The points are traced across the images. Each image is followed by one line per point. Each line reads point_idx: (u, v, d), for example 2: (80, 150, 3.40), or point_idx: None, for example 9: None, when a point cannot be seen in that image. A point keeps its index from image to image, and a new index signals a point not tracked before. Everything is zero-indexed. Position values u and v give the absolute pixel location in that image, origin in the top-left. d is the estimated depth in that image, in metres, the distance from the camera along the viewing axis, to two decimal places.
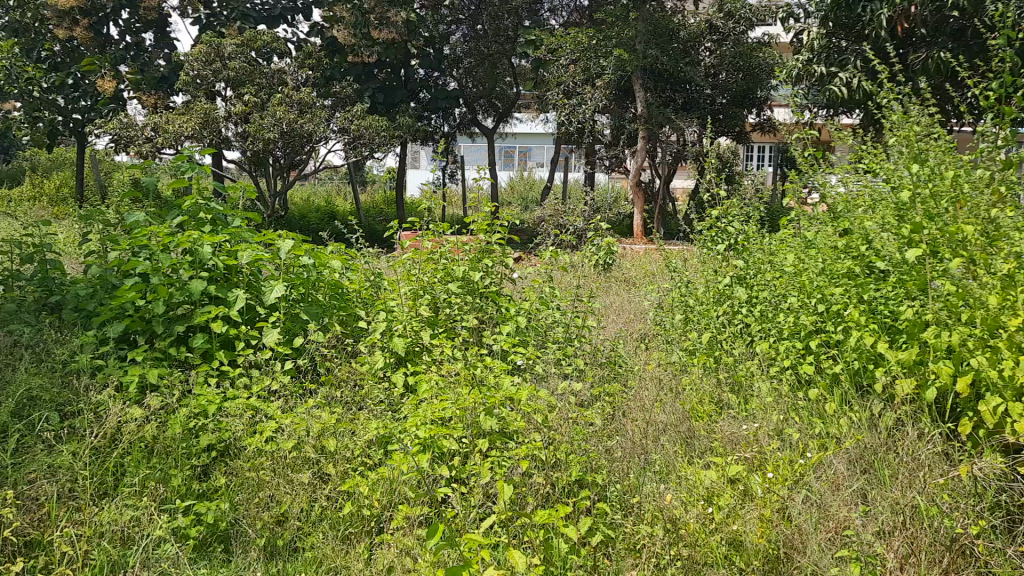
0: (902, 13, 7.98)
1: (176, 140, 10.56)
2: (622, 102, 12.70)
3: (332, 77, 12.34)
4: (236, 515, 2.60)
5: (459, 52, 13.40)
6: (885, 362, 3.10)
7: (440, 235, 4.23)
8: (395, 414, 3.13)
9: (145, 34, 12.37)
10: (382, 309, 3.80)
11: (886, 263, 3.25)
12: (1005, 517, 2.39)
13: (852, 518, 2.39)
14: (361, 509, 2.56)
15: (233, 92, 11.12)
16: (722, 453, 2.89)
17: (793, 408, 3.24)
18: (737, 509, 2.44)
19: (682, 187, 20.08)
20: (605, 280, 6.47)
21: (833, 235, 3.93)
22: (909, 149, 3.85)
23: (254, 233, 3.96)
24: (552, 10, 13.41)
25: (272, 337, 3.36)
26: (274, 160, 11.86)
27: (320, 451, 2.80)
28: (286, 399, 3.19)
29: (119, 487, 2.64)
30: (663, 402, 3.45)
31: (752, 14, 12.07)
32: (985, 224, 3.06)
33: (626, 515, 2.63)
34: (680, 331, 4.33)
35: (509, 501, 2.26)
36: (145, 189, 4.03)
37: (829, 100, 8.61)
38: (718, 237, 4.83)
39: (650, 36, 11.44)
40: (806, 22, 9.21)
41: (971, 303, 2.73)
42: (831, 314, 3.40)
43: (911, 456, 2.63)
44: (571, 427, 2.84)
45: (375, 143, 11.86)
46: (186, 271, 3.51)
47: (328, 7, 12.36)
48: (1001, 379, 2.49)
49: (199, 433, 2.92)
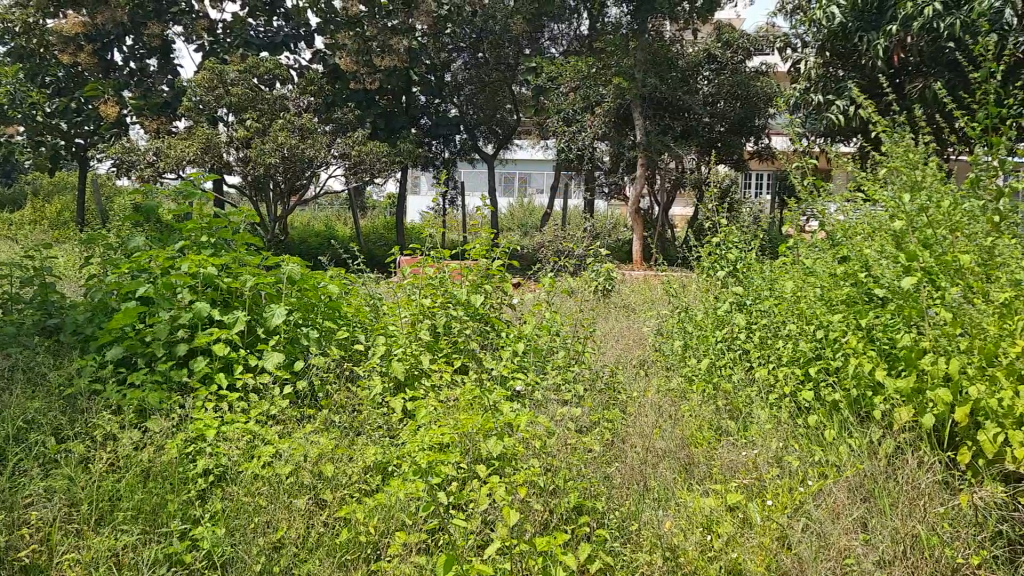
0: (898, 43, 8.05)
1: (177, 165, 10.63)
2: (622, 129, 12.78)
3: (334, 103, 12.43)
4: (233, 541, 2.50)
5: (460, 79, 13.54)
6: (884, 390, 3.09)
7: (440, 260, 4.23)
8: (393, 440, 3.12)
9: (148, 60, 12.49)
10: (382, 333, 3.81)
11: (884, 289, 3.24)
12: (1006, 547, 2.37)
13: (853, 546, 2.36)
14: (358, 536, 2.51)
15: (235, 117, 11.20)
16: (721, 480, 2.90)
17: (793, 436, 3.22)
18: (736, 537, 2.44)
19: (682, 213, 20.18)
20: (605, 306, 6.51)
21: (831, 262, 3.95)
22: (907, 179, 3.87)
23: (257, 258, 3.97)
24: (552, 39, 13.51)
25: (273, 361, 3.36)
26: (275, 186, 11.97)
27: (317, 477, 2.79)
28: (285, 423, 3.18)
29: (115, 512, 2.60)
30: (662, 427, 3.43)
31: (749, 43, 12.32)
32: (981, 253, 3.07)
33: (625, 542, 2.61)
34: (679, 357, 4.35)
35: (510, 527, 2.27)
36: (146, 214, 4.03)
37: (827, 128, 8.72)
38: (718, 263, 4.87)
39: (649, 65, 11.53)
40: (802, 51, 9.23)
41: (970, 329, 2.71)
42: (830, 340, 3.41)
43: (912, 484, 2.61)
44: (570, 453, 2.85)
45: (376, 169, 11.94)
46: (188, 295, 3.51)
47: (330, 34, 12.44)
48: (1001, 409, 2.48)
49: (196, 457, 2.91)
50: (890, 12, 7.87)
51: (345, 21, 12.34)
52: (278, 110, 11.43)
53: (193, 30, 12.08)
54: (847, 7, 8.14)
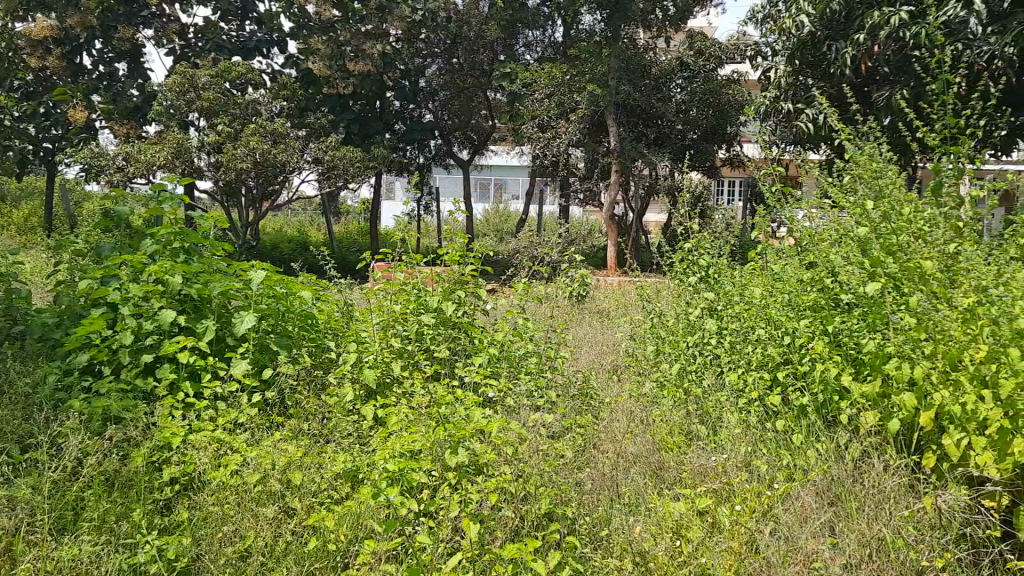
0: (866, 53, 7.92)
1: (148, 170, 10.58)
2: (596, 136, 12.84)
3: (307, 108, 12.37)
4: (198, 551, 2.47)
5: (434, 85, 13.62)
6: (850, 395, 3.13)
7: (413, 266, 4.21)
8: (363, 447, 3.09)
9: (118, 64, 12.35)
10: (353, 340, 3.80)
11: (851, 296, 3.29)
12: (969, 549, 2.41)
13: (820, 550, 2.40)
14: (326, 543, 2.49)
15: (206, 122, 11.10)
16: (690, 484, 2.92)
17: (761, 440, 3.26)
18: (705, 542, 2.45)
19: (655, 220, 20.33)
20: (578, 311, 6.56)
21: (799, 268, 3.99)
22: (874, 183, 3.92)
23: (228, 265, 3.91)
24: (526, 45, 13.26)
25: (241, 369, 3.32)
26: (248, 191, 11.91)
27: (286, 485, 2.77)
28: (253, 431, 3.15)
29: (79, 522, 2.57)
30: (633, 433, 3.48)
31: (721, 52, 12.48)
32: (945, 259, 3.11)
33: (596, 548, 2.61)
34: (652, 362, 4.40)
35: (475, 537, 2.26)
36: (117, 219, 3.95)
37: (796, 135, 8.86)
38: (690, 269, 4.93)
39: (623, 72, 11.74)
40: (772, 60, 9.33)
41: (933, 335, 2.73)
42: (797, 345, 3.45)
43: (878, 488, 2.64)
44: (542, 459, 2.86)
45: (349, 174, 11.90)
46: (158, 301, 3.46)
47: (302, 39, 12.29)
48: (963, 414, 2.47)
49: (163, 466, 2.89)
50: (858, 21, 7.95)
51: (319, 26, 12.27)
52: (250, 115, 11.36)
53: (163, 34, 11.96)
54: (816, 17, 8.22)
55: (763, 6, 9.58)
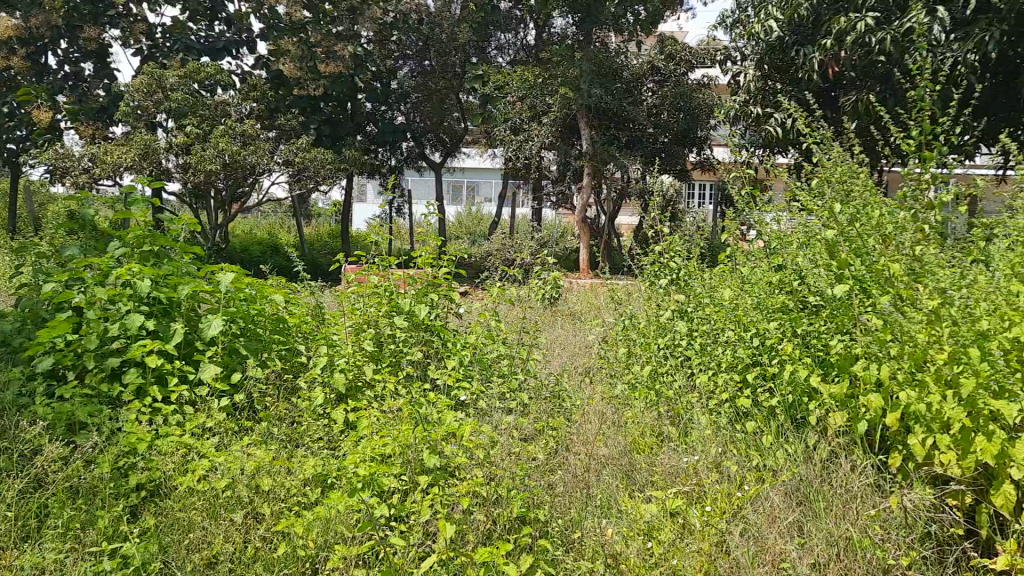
0: (832, 57, 8.13)
1: (115, 171, 10.40)
2: (568, 139, 12.87)
3: (277, 109, 12.27)
4: (165, 558, 2.44)
5: (406, 87, 13.59)
6: (818, 396, 3.17)
7: (384, 268, 4.19)
8: (333, 452, 3.06)
9: (84, 64, 12.15)
10: (324, 343, 3.77)
11: (818, 297, 3.35)
12: (934, 547, 2.45)
13: (788, 551, 2.42)
14: (296, 549, 2.46)
15: (174, 124, 10.97)
16: (662, 486, 2.94)
17: (731, 440, 3.29)
18: (676, 543, 2.47)
19: (627, 223, 20.44)
20: (551, 314, 6.58)
21: (768, 270, 4.04)
22: (841, 186, 3.97)
23: (197, 267, 3.86)
24: (499, 48, 13.26)
25: (210, 373, 3.27)
26: (217, 193, 11.79)
27: (254, 491, 2.73)
28: (221, 436, 3.11)
29: (42, 531, 2.53)
30: (605, 435, 3.49)
31: (691, 56, 12.59)
32: (909, 261, 3.16)
33: (568, 551, 2.61)
34: (623, 364, 4.42)
35: (447, 540, 2.25)
36: (83, 221, 3.87)
37: (765, 139, 8.96)
38: (661, 271, 4.95)
39: (594, 75, 11.68)
40: (741, 64, 9.44)
41: (899, 337, 2.77)
42: (767, 347, 3.50)
43: (846, 488, 2.68)
44: (514, 462, 2.85)
45: (320, 175, 11.81)
46: (125, 304, 3.40)
47: (272, 40, 12.20)
48: (929, 414, 2.49)
49: (129, 472, 2.86)
50: (825, 26, 8.05)
51: (289, 27, 12.18)
52: (219, 116, 11.24)
53: (130, 34, 11.79)
54: (784, 22, 8.33)
55: (733, 11, 9.67)
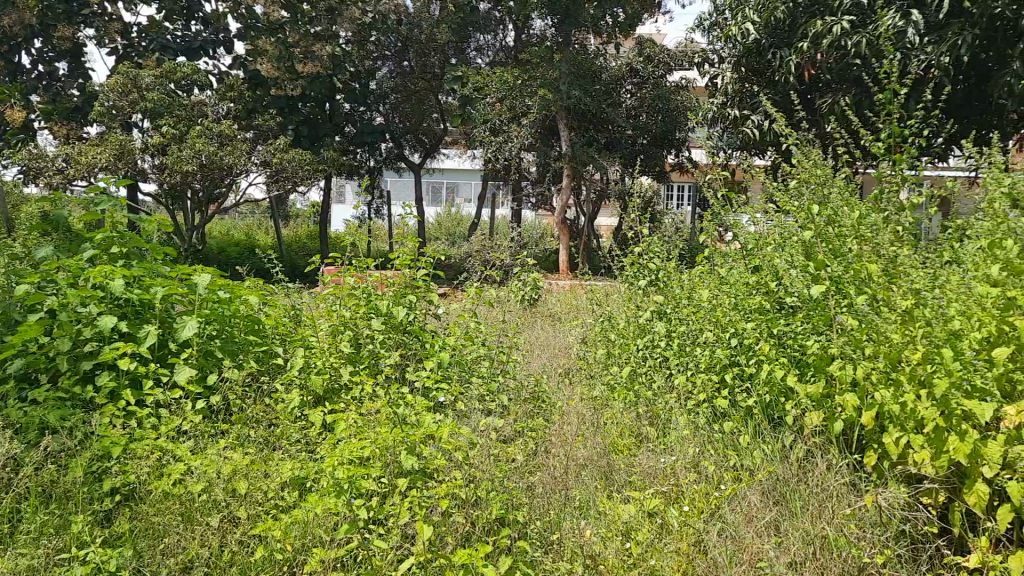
0: (809, 60, 8.19)
1: (89, 171, 10.21)
2: (548, 140, 12.89)
3: (254, 109, 12.18)
4: (139, 564, 2.41)
5: (385, 88, 13.57)
6: (795, 396, 3.19)
7: (362, 269, 4.16)
8: (310, 455, 3.04)
9: (58, 64, 12.00)
10: (300, 345, 3.75)
11: (795, 298, 3.37)
12: (908, 546, 2.48)
13: (765, 550, 2.44)
14: (273, 553, 2.44)
15: (150, 124, 10.86)
16: (640, 486, 2.95)
17: (708, 440, 3.31)
18: (655, 544, 2.48)
19: (607, 224, 20.51)
20: (530, 315, 6.60)
21: (745, 271, 4.07)
22: (817, 187, 4.00)
23: (170, 268, 3.82)
24: (478, 49, 13.18)
25: (184, 375, 3.23)
26: (194, 194, 11.69)
27: (230, 494, 2.70)
28: (197, 439, 3.08)
29: (14, 536, 2.50)
30: (584, 436, 3.50)
31: (670, 58, 12.60)
32: (883, 262, 3.20)
33: (547, 552, 2.60)
34: (602, 365, 4.44)
35: (425, 542, 2.25)
36: (55, 222, 3.82)
37: (742, 141, 9.04)
38: (640, 272, 4.98)
39: (573, 78, 11.70)
40: (719, 66, 9.50)
41: (875, 337, 2.80)
42: (744, 347, 3.53)
43: (821, 487, 2.71)
44: (493, 464, 2.85)
45: (298, 176, 11.75)
46: (97, 306, 3.36)
47: (250, 40, 12.13)
48: (903, 413, 2.52)
49: (103, 476, 2.83)
50: (802, 29, 8.12)
51: (267, 27, 12.11)
52: (195, 116, 11.15)
53: (104, 34, 11.67)
54: (761, 24, 8.40)
55: (710, 13, 9.74)
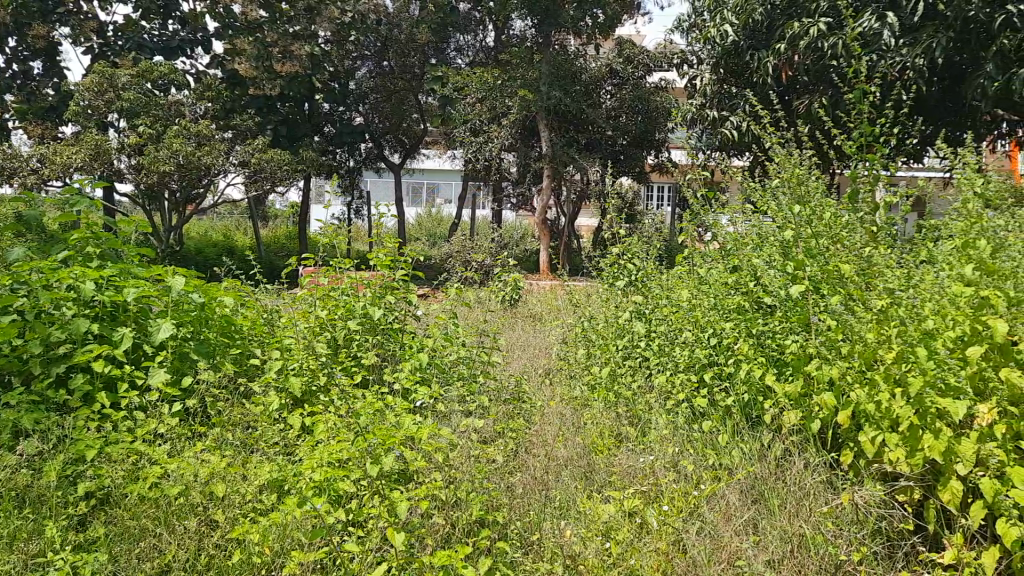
0: (787, 62, 8.26)
1: (64, 172, 10.10)
2: (528, 141, 12.89)
3: (232, 109, 12.09)
4: (114, 568, 2.38)
5: (365, 88, 13.52)
6: (772, 395, 3.22)
7: (340, 270, 4.14)
8: (288, 457, 3.02)
9: (32, 63, 11.84)
10: (277, 347, 3.72)
11: (773, 298, 3.39)
12: (884, 543, 2.50)
13: (743, 549, 2.45)
14: (250, 556, 2.42)
15: (126, 124, 10.74)
16: (619, 486, 2.96)
17: (687, 439, 3.32)
18: (634, 543, 2.49)
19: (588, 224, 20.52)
20: (510, 315, 6.59)
21: (723, 271, 4.10)
22: (795, 188, 4.04)
23: (144, 270, 3.78)
24: (458, 50, 13.33)
25: (160, 378, 3.19)
26: (171, 195, 11.58)
27: (207, 497, 2.69)
28: (174, 442, 3.05)
29: None
30: (564, 437, 3.51)
31: (649, 59, 12.68)
32: (858, 262, 3.24)
33: (527, 552, 2.60)
34: (582, 365, 4.46)
35: (400, 546, 2.24)
36: (27, 223, 3.76)
37: (721, 142, 9.09)
38: (620, 273, 5.00)
39: (553, 78, 11.72)
40: (698, 67, 9.55)
41: (851, 336, 2.84)
42: (723, 347, 3.55)
43: (798, 485, 2.73)
44: (472, 465, 2.85)
45: (277, 177, 11.67)
46: (70, 308, 3.31)
47: (227, 39, 12.04)
48: (878, 412, 2.54)
49: (76, 480, 2.79)
50: (780, 31, 8.19)
51: (244, 26, 12.03)
52: (173, 116, 11.05)
53: (80, 32, 11.53)
54: (739, 26, 8.46)
55: (689, 15, 9.78)
